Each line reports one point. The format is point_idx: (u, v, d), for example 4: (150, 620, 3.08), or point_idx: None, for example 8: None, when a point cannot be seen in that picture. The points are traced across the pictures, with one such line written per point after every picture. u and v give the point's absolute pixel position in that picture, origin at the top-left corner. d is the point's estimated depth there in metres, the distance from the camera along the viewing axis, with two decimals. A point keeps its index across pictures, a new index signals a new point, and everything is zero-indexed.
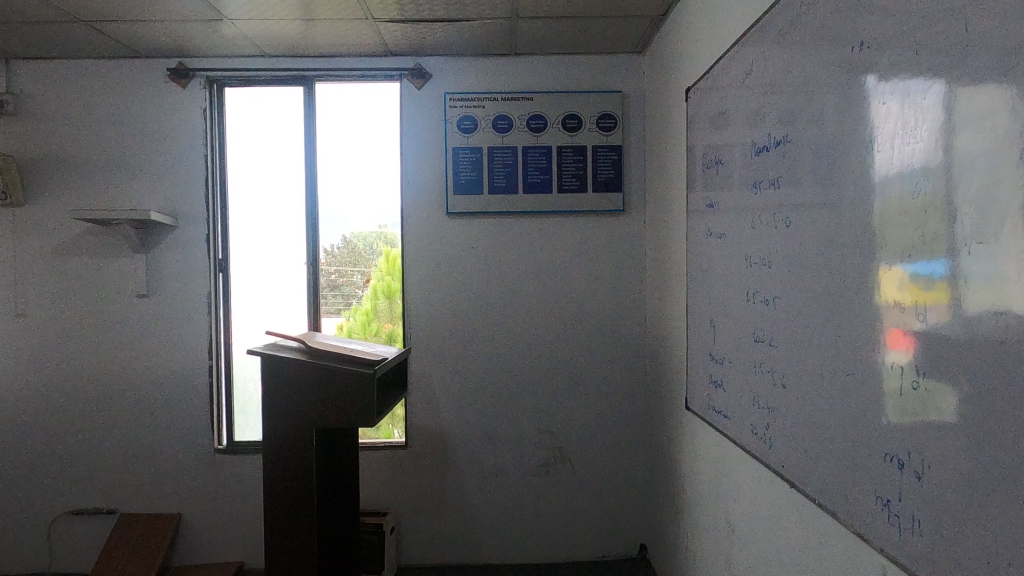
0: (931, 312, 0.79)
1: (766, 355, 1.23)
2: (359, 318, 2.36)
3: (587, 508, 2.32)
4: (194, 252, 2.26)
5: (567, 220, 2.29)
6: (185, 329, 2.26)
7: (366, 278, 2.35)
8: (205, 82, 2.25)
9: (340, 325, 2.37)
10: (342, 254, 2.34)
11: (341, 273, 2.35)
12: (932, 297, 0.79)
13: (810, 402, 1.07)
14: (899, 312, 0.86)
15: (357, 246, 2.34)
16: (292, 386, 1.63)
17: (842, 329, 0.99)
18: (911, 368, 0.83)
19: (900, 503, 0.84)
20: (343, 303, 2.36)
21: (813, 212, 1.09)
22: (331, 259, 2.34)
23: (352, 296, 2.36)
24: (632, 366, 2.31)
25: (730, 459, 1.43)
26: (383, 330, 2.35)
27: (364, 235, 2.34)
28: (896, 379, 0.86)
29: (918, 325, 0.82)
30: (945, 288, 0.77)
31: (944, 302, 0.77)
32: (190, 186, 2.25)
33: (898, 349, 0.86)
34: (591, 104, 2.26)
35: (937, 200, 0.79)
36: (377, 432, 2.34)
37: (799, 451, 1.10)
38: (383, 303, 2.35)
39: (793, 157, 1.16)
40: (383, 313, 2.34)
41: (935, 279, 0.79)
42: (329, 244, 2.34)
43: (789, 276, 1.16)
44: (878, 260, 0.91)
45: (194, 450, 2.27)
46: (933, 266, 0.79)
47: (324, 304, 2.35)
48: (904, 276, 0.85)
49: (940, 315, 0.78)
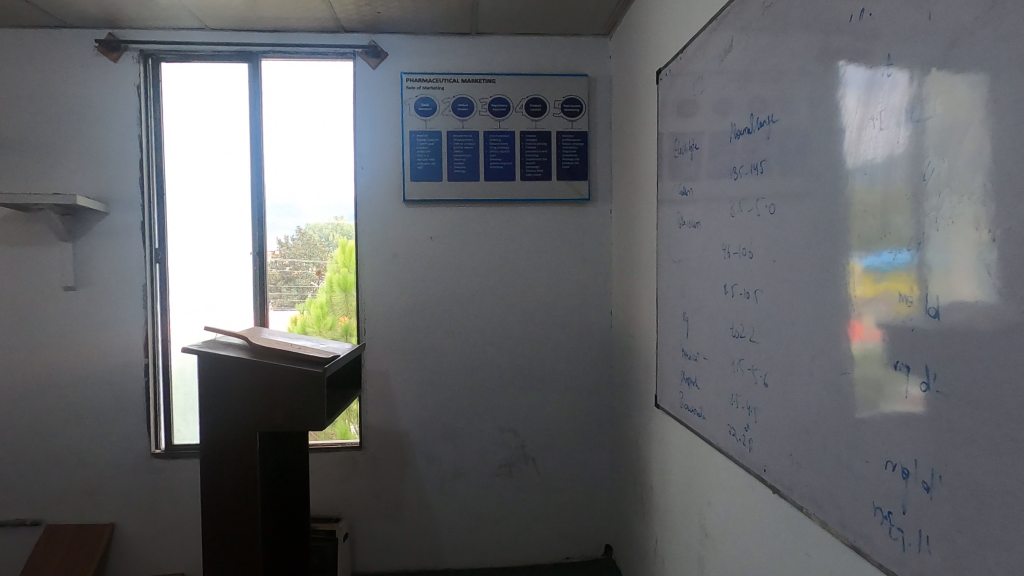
0: (907, 306, 0.75)
1: (746, 352, 1.15)
2: (313, 311, 2.22)
3: (550, 508, 2.24)
4: (128, 241, 2.08)
5: (529, 208, 2.19)
6: (119, 324, 2.09)
7: (321, 270, 2.21)
8: (139, 56, 2.07)
9: (294, 318, 2.23)
10: (297, 245, 2.20)
11: (296, 265, 2.20)
12: (900, 289, 0.76)
13: (795, 401, 0.99)
14: (867, 308, 0.83)
15: (313, 238, 2.20)
16: (230, 387, 1.49)
17: (833, 323, 0.90)
18: (877, 358, 0.81)
19: (904, 516, 0.75)
20: (298, 296, 2.22)
21: (797, 197, 1.01)
22: (285, 250, 2.20)
23: (308, 289, 2.22)
24: (598, 361, 2.23)
25: (704, 460, 1.36)
26: (338, 323, 2.21)
27: (321, 227, 2.20)
28: (864, 371, 0.83)
29: (895, 318, 0.77)
30: (900, 280, 0.76)
31: (907, 296, 0.75)
32: (123, 169, 2.07)
33: (860, 339, 0.84)
34: (555, 88, 2.17)
35: (952, 180, 0.69)
36: (333, 428, 2.21)
37: (782, 454, 1.02)
38: (339, 295, 2.21)
39: (776, 137, 1.08)
40: (337, 306, 2.21)
41: (900, 271, 0.76)
42: (283, 235, 2.19)
43: (772, 266, 1.08)
44: (872, 252, 0.82)
45: (128, 455, 2.09)
46: (897, 258, 0.77)
47: (278, 297, 2.21)
48: (866, 269, 0.83)
49: (911, 312, 0.74)
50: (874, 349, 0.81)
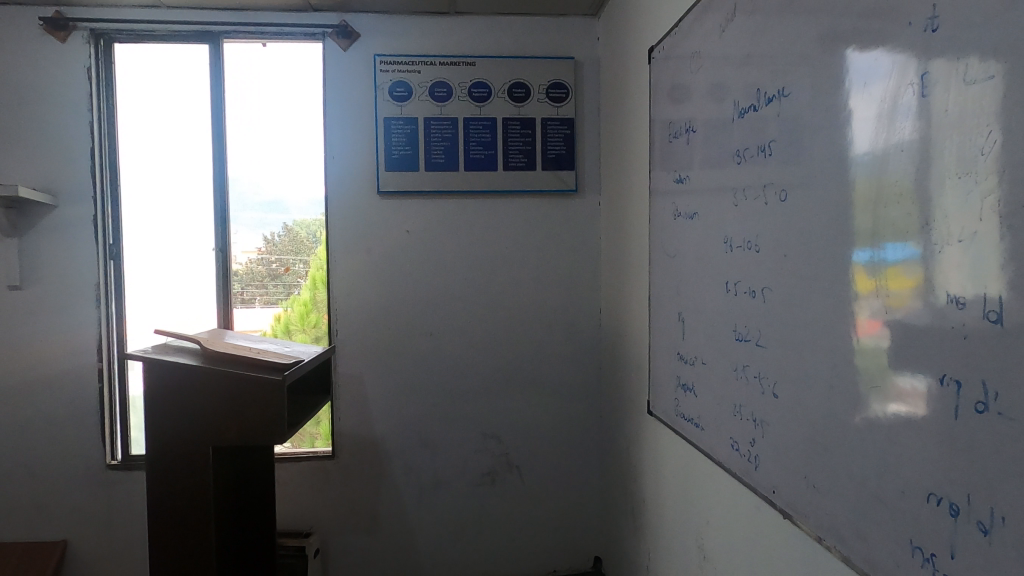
0: (920, 304, 0.66)
1: (751, 358, 1.02)
2: (297, 309, 2.08)
3: (536, 519, 2.11)
4: (78, 236, 1.92)
5: (512, 200, 2.06)
6: (69, 326, 1.93)
7: (308, 267, 2.07)
8: (89, 35, 1.91)
9: (277, 316, 2.09)
10: (284, 242, 2.06)
11: (282, 263, 2.07)
12: (898, 283, 0.70)
13: (810, 416, 0.87)
14: (868, 308, 0.75)
15: (300, 234, 2.06)
16: (179, 396, 1.35)
17: (857, 326, 0.77)
18: (880, 360, 0.73)
19: (953, 562, 0.62)
20: (284, 292, 2.08)
21: (810, 181, 0.87)
22: (271, 247, 2.07)
23: (294, 286, 2.08)
24: (586, 363, 2.11)
25: (702, 474, 1.24)
26: (323, 322, 2.07)
27: (308, 223, 2.06)
28: (881, 377, 0.73)
29: (892, 316, 0.71)
30: (896, 275, 0.70)
31: (906, 291, 0.68)
32: (72, 158, 1.92)
33: (872, 334, 0.74)
34: (538, 71, 2.03)
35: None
36: (316, 428, 2.07)
37: (797, 476, 0.90)
38: (324, 293, 2.06)
39: (783, 116, 0.95)
40: (322, 304, 2.06)
41: (898, 266, 0.70)
42: (269, 232, 2.06)
43: (781, 261, 0.94)
44: (909, 244, 0.68)
45: (80, 467, 1.94)
46: (896, 252, 0.70)
47: (264, 295, 2.08)
48: (879, 263, 0.73)
49: (916, 310, 0.67)
50: (877, 349, 0.73)
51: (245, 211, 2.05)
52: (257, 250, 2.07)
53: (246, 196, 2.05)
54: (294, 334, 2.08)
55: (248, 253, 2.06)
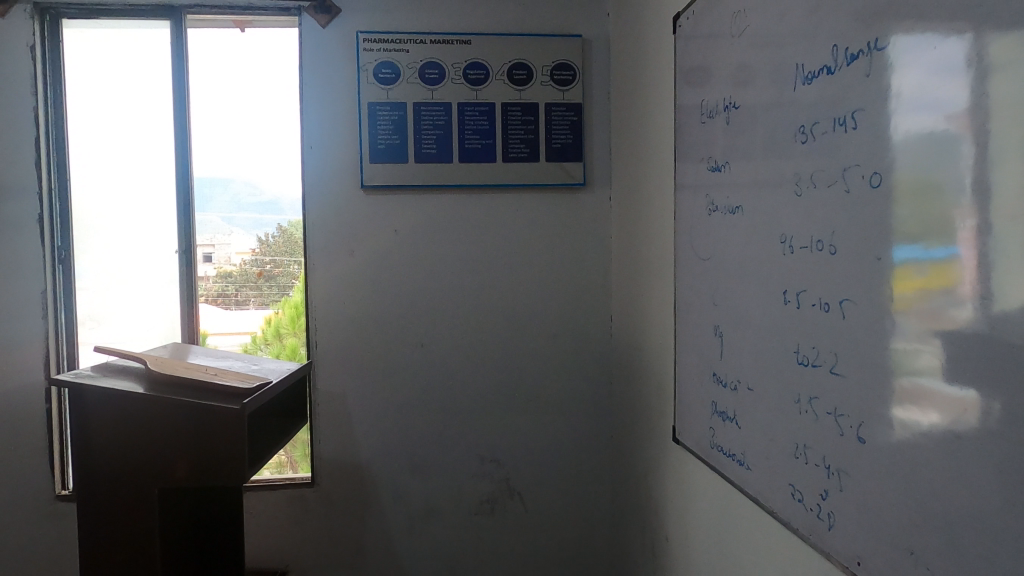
0: (956, 306, 0.58)
1: (822, 389, 0.81)
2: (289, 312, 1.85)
3: (539, 553, 1.90)
4: (20, 237, 1.70)
5: (512, 196, 1.85)
6: (11, 341, 1.71)
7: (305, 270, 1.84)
8: (33, 10, 1.69)
9: (269, 317, 1.88)
10: (277, 243, 1.85)
11: (276, 264, 1.86)
12: (916, 284, 0.63)
13: (917, 476, 0.65)
14: (904, 328, 0.66)
15: (295, 235, 1.84)
16: (118, 427, 1.14)
17: (1017, 370, 0.53)
18: (903, 366, 0.66)
19: None
20: (280, 294, 1.86)
21: (921, 157, 0.63)
22: (263, 248, 1.85)
23: (289, 287, 1.86)
24: (594, 378, 1.89)
25: (748, 524, 1.02)
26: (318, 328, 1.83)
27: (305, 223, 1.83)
28: (933, 397, 0.62)
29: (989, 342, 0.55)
30: (900, 276, 0.66)
31: (914, 293, 0.64)
32: (14, 148, 1.70)
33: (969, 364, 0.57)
34: (541, 51, 1.82)
35: None
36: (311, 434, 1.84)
37: (895, 552, 0.68)
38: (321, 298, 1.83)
39: (861, 83, 0.73)
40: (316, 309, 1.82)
41: (921, 267, 0.63)
42: (263, 232, 1.85)
43: (868, 268, 0.72)
44: (941, 241, 0.60)
45: (26, 499, 1.72)
46: (902, 253, 0.65)
47: (252, 300, 1.87)
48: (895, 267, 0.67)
49: (931, 311, 0.62)
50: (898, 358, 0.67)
51: (240, 211, 1.84)
52: (250, 251, 1.86)
53: (242, 197, 1.84)
54: (285, 338, 1.86)
55: (242, 255, 1.86)
